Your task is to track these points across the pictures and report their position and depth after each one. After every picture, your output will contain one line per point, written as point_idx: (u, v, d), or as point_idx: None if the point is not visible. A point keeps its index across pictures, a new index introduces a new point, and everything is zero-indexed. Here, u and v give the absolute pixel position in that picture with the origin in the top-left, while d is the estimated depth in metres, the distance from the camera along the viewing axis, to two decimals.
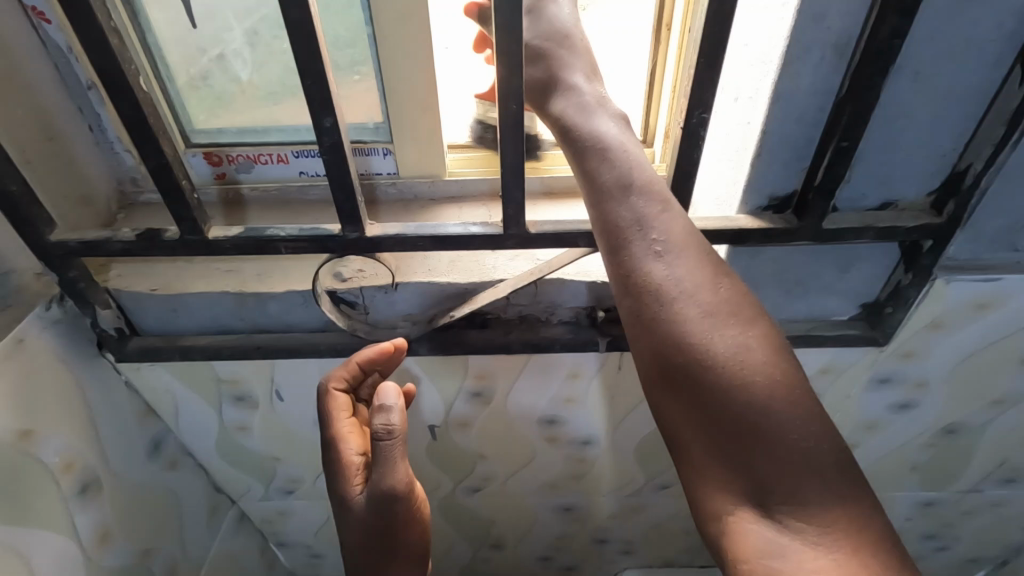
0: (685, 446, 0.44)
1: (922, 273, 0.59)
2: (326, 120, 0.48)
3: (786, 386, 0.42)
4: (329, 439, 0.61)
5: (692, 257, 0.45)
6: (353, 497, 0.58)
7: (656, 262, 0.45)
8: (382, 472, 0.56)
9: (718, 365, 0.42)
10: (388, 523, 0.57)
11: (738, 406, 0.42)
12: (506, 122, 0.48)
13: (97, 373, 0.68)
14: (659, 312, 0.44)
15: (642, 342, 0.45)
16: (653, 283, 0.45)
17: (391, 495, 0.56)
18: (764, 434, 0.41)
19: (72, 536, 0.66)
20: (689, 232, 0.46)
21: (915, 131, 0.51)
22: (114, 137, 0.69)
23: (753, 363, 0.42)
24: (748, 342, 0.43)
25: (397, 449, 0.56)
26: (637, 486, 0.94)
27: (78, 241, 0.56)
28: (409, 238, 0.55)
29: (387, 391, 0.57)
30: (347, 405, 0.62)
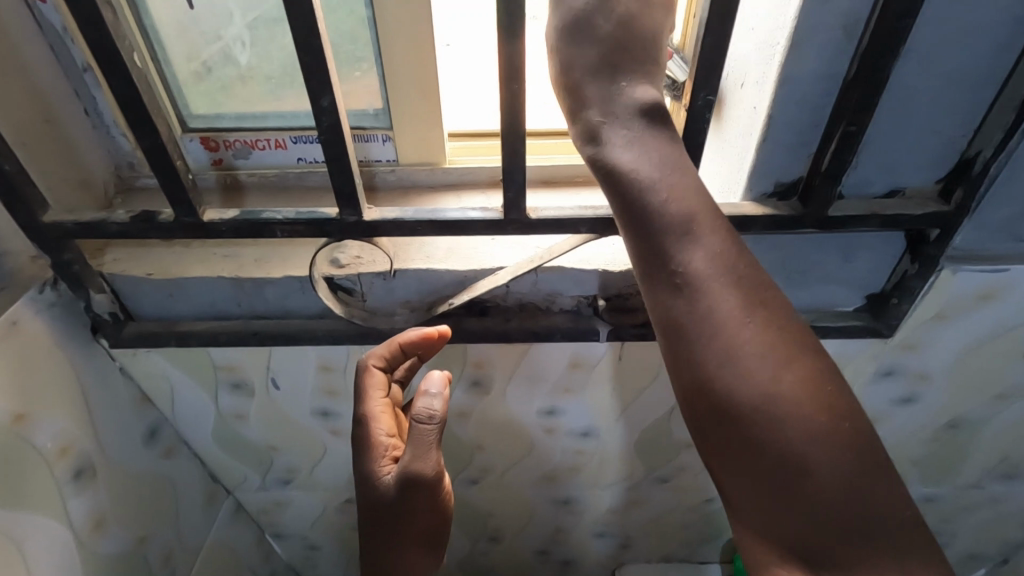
0: (733, 495, 0.45)
1: (928, 263, 0.58)
2: (324, 100, 0.47)
3: (834, 438, 0.42)
4: (360, 415, 0.62)
5: (726, 288, 0.44)
6: (382, 476, 0.60)
7: (687, 293, 0.44)
8: (415, 456, 0.57)
9: (765, 417, 0.43)
10: (413, 506, 0.59)
11: (785, 462, 0.42)
12: (507, 104, 0.47)
13: (92, 359, 0.67)
14: (701, 360, 0.44)
15: (685, 389, 0.45)
16: (694, 328, 0.44)
17: (421, 480, 0.57)
18: (800, 476, 0.42)
19: (67, 521, 0.65)
20: (725, 261, 0.44)
21: (924, 116, 0.50)
22: (110, 121, 0.68)
23: (800, 415, 0.42)
24: (785, 380, 0.43)
25: (435, 435, 0.57)
26: (636, 479, 0.94)
27: (73, 222, 0.55)
28: (408, 222, 0.55)
29: (435, 379, 0.58)
30: (382, 385, 0.62)
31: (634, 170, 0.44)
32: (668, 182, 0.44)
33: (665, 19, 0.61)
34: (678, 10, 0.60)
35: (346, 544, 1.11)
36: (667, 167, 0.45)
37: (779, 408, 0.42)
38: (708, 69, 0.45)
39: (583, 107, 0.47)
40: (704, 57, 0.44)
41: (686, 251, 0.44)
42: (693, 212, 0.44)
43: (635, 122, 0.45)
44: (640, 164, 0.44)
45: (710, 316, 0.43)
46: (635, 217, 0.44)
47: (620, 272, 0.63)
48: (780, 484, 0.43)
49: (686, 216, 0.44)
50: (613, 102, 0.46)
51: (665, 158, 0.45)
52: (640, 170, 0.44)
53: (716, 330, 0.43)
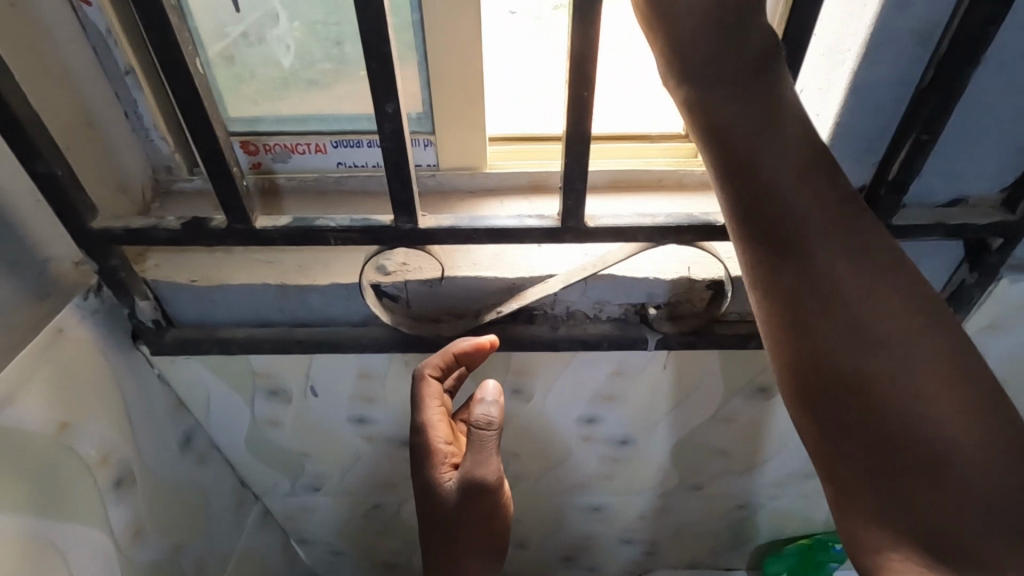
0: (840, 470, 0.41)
1: (988, 273, 0.57)
2: (388, 106, 0.46)
3: (967, 409, 0.39)
4: (418, 424, 0.62)
5: (840, 251, 0.42)
6: (444, 482, 0.61)
7: (794, 255, 0.42)
8: (476, 462, 0.59)
9: (882, 379, 0.40)
10: (475, 510, 0.61)
11: (908, 428, 0.39)
12: (574, 111, 0.46)
13: (132, 365, 0.66)
14: (810, 316, 0.42)
15: (790, 348, 0.43)
16: (802, 281, 0.42)
17: (482, 485, 0.59)
18: (929, 451, 0.39)
19: (107, 531, 0.64)
20: (840, 222, 0.43)
21: (995, 124, 0.49)
22: (150, 124, 0.67)
23: (924, 378, 0.40)
24: (909, 347, 0.41)
25: (494, 441, 0.59)
26: (669, 487, 0.93)
27: (122, 229, 0.54)
28: (462, 230, 0.54)
29: (489, 388, 0.60)
30: (438, 394, 0.62)
31: (740, 119, 0.42)
32: (778, 133, 0.42)
33: None
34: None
35: (371, 549, 1.11)
36: (777, 116, 0.42)
37: (903, 371, 0.40)
38: (782, 76, 0.44)
39: (683, 35, 0.41)
40: (778, 64, 0.43)
41: (795, 208, 0.42)
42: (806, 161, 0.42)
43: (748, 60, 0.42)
44: (745, 111, 0.42)
45: (820, 275, 0.42)
46: (740, 169, 0.42)
47: (670, 280, 0.62)
48: (901, 454, 0.39)
49: (795, 170, 0.42)
50: (718, 34, 0.41)
51: (777, 104, 0.42)
52: (747, 119, 0.42)
53: (827, 285, 0.42)
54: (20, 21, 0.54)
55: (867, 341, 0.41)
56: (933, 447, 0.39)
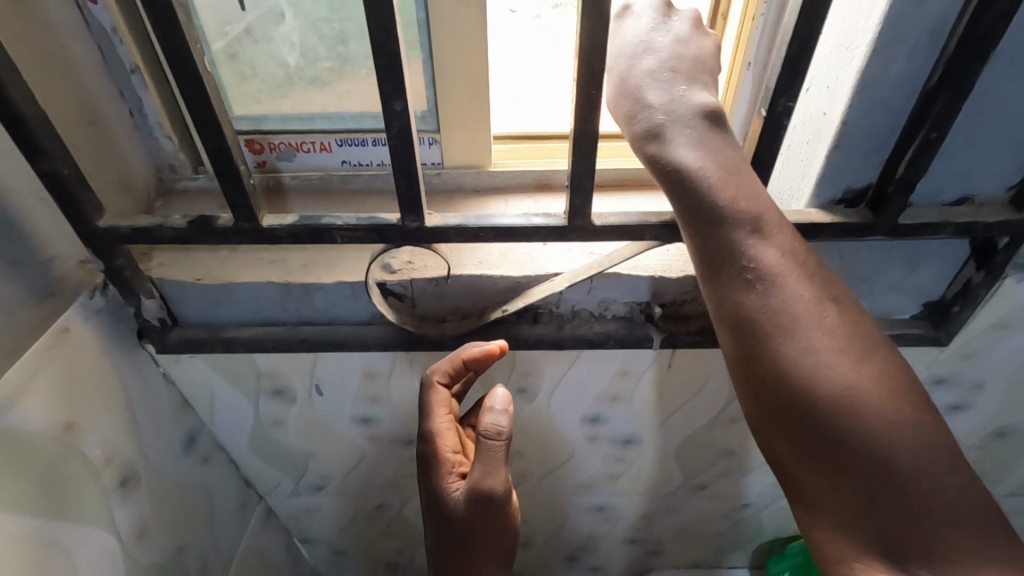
0: (808, 493, 0.46)
1: (995, 272, 0.57)
2: (396, 104, 0.46)
3: (915, 428, 0.43)
4: (426, 432, 0.62)
5: (795, 288, 0.45)
6: (452, 492, 0.61)
7: (757, 291, 0.45)
8: (484, 472, 0.58)
9: (841, 409, 0.43)
10: (484, 521, 0.60)
11: (865, 455, 0.43)
12: (582, 109, 0.46)
13: (137, 364, 0.66)
14: (770, 354, 0.45)
15: (755, 385, 0.46)
16: (761, 322, 0.45)
17: (491, 495, 0.58)
18: (879, 465, 0.43)
19: (112, 531, 0.64)
20: (793, 261, 0.45)
21: (1003, 123, 0.49)
22: (154, 123, 0.68)
23: (875, 405, 0.43)
24: (861, 375, 0.44)
25: (503, 450, 0.58)
26: (674, 487, 0.93)
27: (128, 227, 0.54)
28: (469, 228, 0.54)
29: (498, 396, 0.58)
30: (446, 402, 0.62)
31: (698, 172, 0.45)
32: (733, 184, 0.45)
33: (716, 22, 0.61)
34: (733, 14, 0.60)
35: (375, 549, 1.10)
36: (732, 168, 0.46)
37: (857, 401, 0.43)
38: (790, 76, 0.44)
39: (643, 111, 0.48)
40: (787, 62, 0.43)
41: (755, 249, 0.45)
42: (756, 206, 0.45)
43: (687, 124, 0.47)
44: (704, 165, 0.45)
45: (781, 311, 0.45)
46: (703, 216, 0.45)
47: (676, 279, 0.62)
48: (861, 479, 0.43)
49: (753, 214, 0.45)
50: (671, 107, 0.47)
51: (732, 158, 0.46)
52: (706, 172, 0.45)
53: (785, 322, 0.45)
54: (26, 19, 0.54)
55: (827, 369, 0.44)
56: (883, 460, 0.43)
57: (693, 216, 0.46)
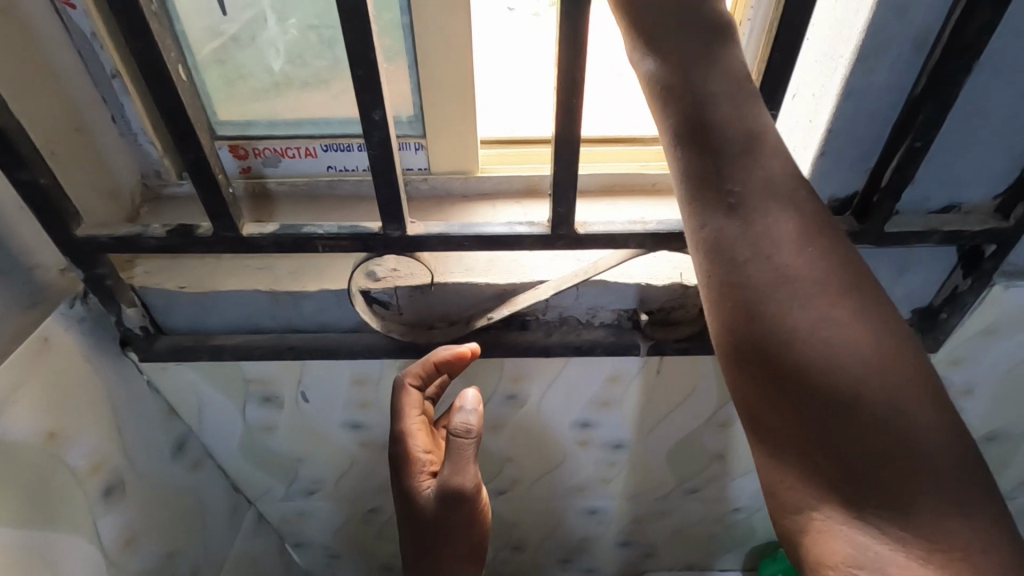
0: (767, 432, 0.40)
1: (983, 279, 0.57)
2: (376, 113, 0.45)
3: (891, 367, 0.38)
4: (397, 433, 0.63)
5: (771, 209, 0.41)
6: (423, 490, 0.62)
7: (741, 219, 0.40)
8: (453, 470, 0.58)
9: (807, 336, 0.39)
10: (454, 518, 0.61)
11: (830, 386, 0.38)
12: (563, 118, 0.45)
13: (121, 372, 0.65)
14: (738, 273, 0.40)
15: (718, 307, 0.41)
16: (732, 241, 0.40)
17: (461, 493, 0.59)
18: (875, 422, 0.37)
19: (97, 540, 0.64)
20: (776, 183, 0.41)
21: (988, 131, 0.49)
22: (138, 129, 0.66)
23: (847, 337, 0.38)
24: (835, 306, 0.39)
25: (472, 448, 0.58)
26: (666, 490, 0.93)
27: (108, 236, 0.53)
28: (453, 237, 0.53)
29: (469, 397, 0.59)
30: (418, 404, 0.62)
31: (687, 79, 0.40)
32: (726, 101, 0.40)
33: None
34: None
35: (369, 552, 1.10)
36: (729, 84, 0.41)
37: (825, 329, 0.39)
38: (772, 83, 0.43)
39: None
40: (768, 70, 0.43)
41: (743, 172, 0.41)
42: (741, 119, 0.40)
43: (689, 22, 0.40)
44: (697, 71, 0.40)
45: (769, 246, 0.40)
46: (683, 122, 0.41)
47: (663, 286, 0.61)
48: (826, 412, 0.38)
49: (739, 130, 0.41)
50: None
51: (730, 82, 0.41)
52: (699, 85, 0.40)
53: (757, 244, 0.40)
54: (4, 24, 0.53)
55: (817, 312, 0.39)
56: (877, 420, 0.37)
57: (675, 120, 0.41)
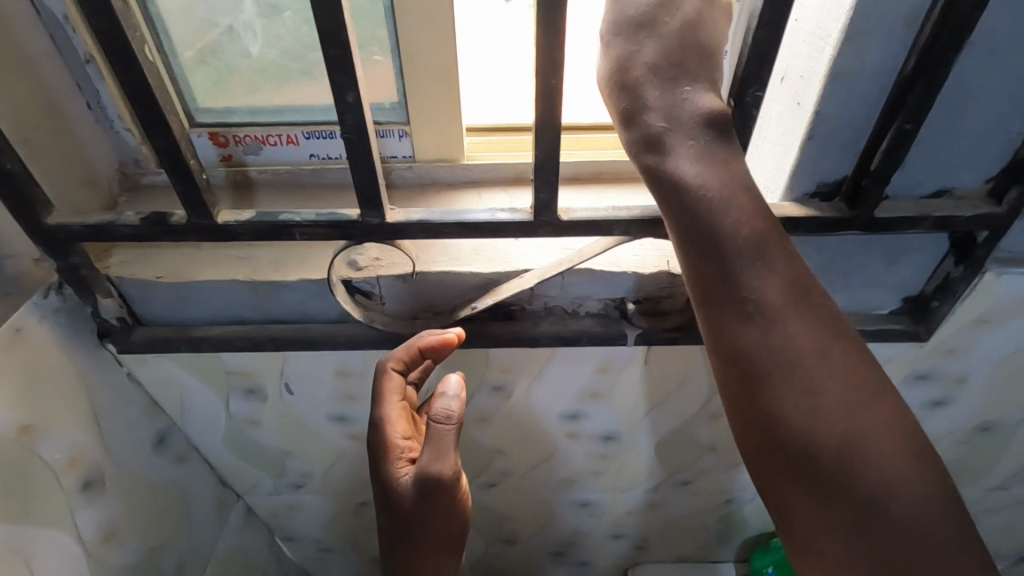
0: (793, 522, 0.43)
1: (975, 266, 0.56)
2: (349, 95, 0.44)
3: (906, 458, 0.41)
4: (375, 419, 0.61)
5: (791, 313, 0.43)
6: (400, 478, 0.60)
7: (754, 322, 0.43)
8: (433, 457, 0.57)
9: (827, 435, 0.41)
10: (431, 507, 0.59)
11: (855, 485, 0.40)
12: (543, 99, 0.44)
13: (99, 365, 0.64)
14: (758, 377, 0.43)
15: (740, 406, 0.44)
16: (749, 345, 0.43)
17: (440, 481, 0.57)
18: (887, 502, 0.40)
19: (75, 535, 0.63)
20: (790, 287, 0.43)
21: (981, 113, 0.48)
22: (114, 115, 0.65)
23: (865, 434, 0.41)
24: (853, 405, 0.42)
25: (453, 435, 0.58)
26: (657, 483, 0.92)
27: (80, 224, 0.52)
28: (433, 224, 0.52)
29: (452, 382, 0.58)
30: (399, 389, 0.61)
31: (700, 189, 0.42)
32: (733, 201, 0.43)
33: None
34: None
35: (360, 546, 1.10)
36: (732, 182, 0.43)
37: (847, 430, 0.41)
38: (759, 63, 0.42)
39: (644, 113, 0.44)
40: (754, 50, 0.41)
41: (758, 278, 0.43)
42: (752, 225, 0.43)
43: (691, 132, 0.43)
44: (707, 181, 0.42)
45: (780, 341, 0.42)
46: (698, 237, 0.43)
47: (651, 275, 0.60)
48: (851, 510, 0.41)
49: (752, 237, 0.43)
50: (673, 112, 0.43)
51: (742, 194, 0.43)
52: (709, 192, 0.42)
53: (774, 347, 0.42)
54: None
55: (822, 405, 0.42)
56: (886, 505, 0.40)
57: (690, 232, 0.43)
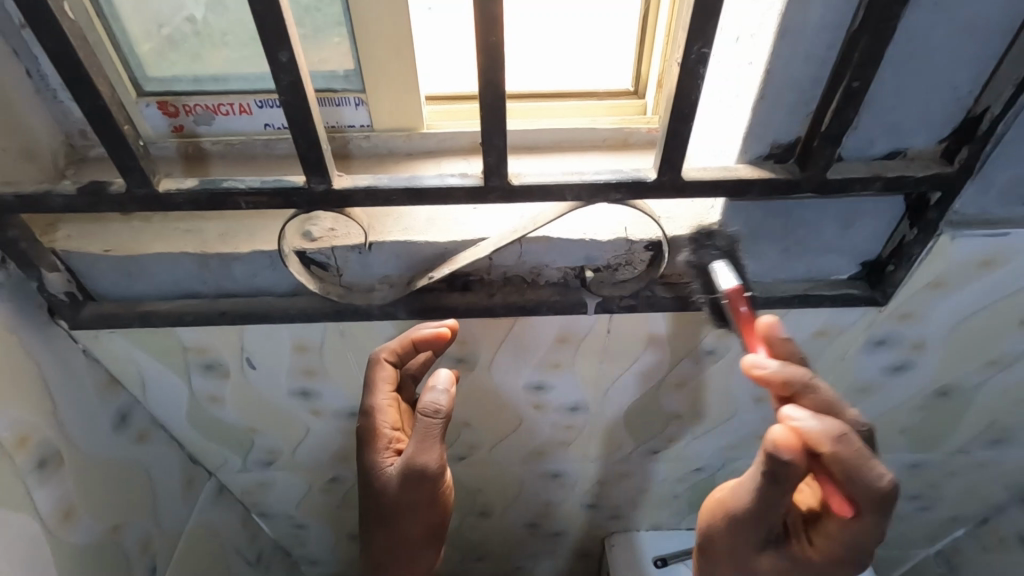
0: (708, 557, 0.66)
1: (927, 229, 0.56)
2: (283, 55, 0.42)
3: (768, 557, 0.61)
4: (367, 407, 0.62)
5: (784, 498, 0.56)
6: (387, 467, 0.62)
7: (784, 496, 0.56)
8: (419, 448, 0.59)
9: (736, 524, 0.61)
10: (414, 497, 0.61)
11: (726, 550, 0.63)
12: (484, 57, 0.42)
13: (50, 342, 0.63)
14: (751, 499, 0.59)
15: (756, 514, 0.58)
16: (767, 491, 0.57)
17: (422, 472, 0.59)
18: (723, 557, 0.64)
19: (32, 513, 0.62)
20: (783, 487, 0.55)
21: (931, 71, 0.47)
22: (56, 84, 0.63)
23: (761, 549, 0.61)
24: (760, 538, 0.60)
25: (439, 430, 0.58)
26: (626, 452, 0.93)
27: (13, 194, 0.50)
28: (381, 190, 0.51)
29: (442, 377, 0.59)
30: (391, 380, 0.62)
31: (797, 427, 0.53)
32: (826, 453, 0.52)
33: None
34: (657, 32, 0.64)
35: (334, 522, 1.10)
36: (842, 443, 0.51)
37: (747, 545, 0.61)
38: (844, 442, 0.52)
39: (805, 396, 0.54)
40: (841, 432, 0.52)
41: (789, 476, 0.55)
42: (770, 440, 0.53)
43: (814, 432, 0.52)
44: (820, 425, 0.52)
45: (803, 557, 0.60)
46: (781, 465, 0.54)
47: (608, 243, 0.59)
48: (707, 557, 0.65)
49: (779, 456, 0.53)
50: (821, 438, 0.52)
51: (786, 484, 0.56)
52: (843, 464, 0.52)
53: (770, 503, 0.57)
54: None
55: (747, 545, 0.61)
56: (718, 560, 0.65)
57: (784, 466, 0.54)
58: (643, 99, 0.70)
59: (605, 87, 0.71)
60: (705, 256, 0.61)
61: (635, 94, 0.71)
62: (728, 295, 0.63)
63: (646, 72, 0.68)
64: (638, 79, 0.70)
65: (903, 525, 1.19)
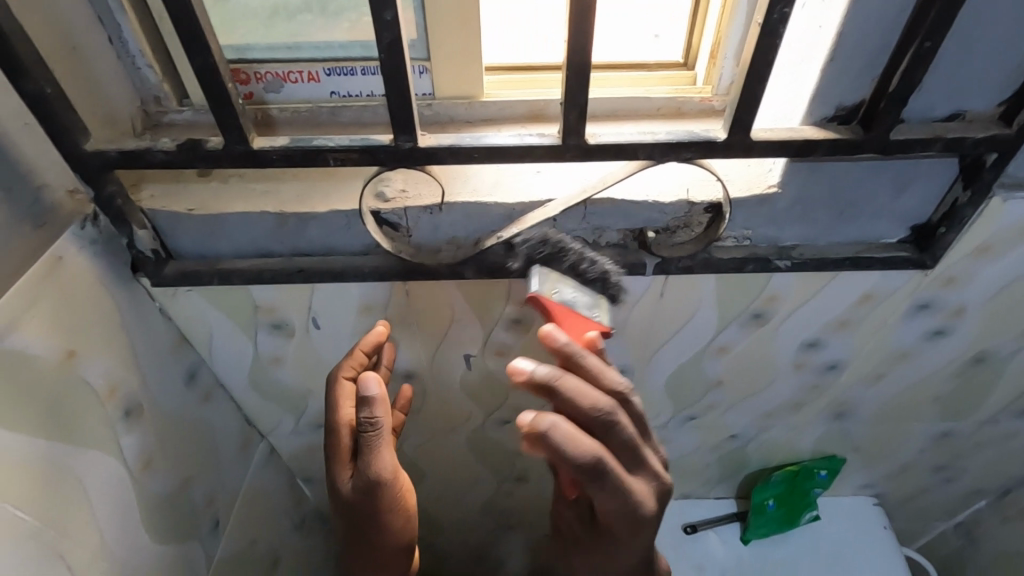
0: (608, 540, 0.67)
1: (981, 190, 0.58)
2: (386, 14, 0.44)
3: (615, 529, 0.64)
4: (331, 424, 0.68)
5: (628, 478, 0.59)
6: (346, 480, 0.67)
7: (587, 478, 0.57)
8: (369, 459, 0.64)
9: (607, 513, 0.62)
10: (374, 504, 0.66)
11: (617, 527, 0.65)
12: (576, 15, 0.44)
13: (133, 298, 0.66)
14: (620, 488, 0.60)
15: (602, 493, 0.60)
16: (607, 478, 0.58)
17: (375, 480, 0.65)
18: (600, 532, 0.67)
19: (120, 458, 0.66)
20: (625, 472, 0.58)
21: (997, 34, 0.49)
22: (134, 50, 0.66)
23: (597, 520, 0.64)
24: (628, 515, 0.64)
25: (379, 440, 0.64)
26: (664, 419, 0.96)
27: (117, 150, 0.53)
28: (463, 149, 0.53)
29: (371, 385, 0.62)
30: (351, 395, 0.68)
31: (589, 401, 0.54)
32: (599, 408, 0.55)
33: None
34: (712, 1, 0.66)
35: None
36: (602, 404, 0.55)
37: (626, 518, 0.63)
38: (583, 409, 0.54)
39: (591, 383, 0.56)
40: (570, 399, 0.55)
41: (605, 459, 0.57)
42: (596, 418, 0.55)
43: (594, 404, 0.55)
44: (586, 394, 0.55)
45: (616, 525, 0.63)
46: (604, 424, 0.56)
47: (670, 204, 0.62)
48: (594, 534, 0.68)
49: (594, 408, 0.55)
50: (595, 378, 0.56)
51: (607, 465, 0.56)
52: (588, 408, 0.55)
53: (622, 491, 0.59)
54: None
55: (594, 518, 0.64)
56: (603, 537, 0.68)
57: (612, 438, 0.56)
58: (693, 70, 0.72)
59: (655, 58, 0.72)
60: (761, 219, 0.64)
61: (685, 66, 0.73)
62: (784, 256, 0.66)
63: (697, 44, 0.70)
64: (689, 52, 0.72)
65: (926, 497, 1.23)
